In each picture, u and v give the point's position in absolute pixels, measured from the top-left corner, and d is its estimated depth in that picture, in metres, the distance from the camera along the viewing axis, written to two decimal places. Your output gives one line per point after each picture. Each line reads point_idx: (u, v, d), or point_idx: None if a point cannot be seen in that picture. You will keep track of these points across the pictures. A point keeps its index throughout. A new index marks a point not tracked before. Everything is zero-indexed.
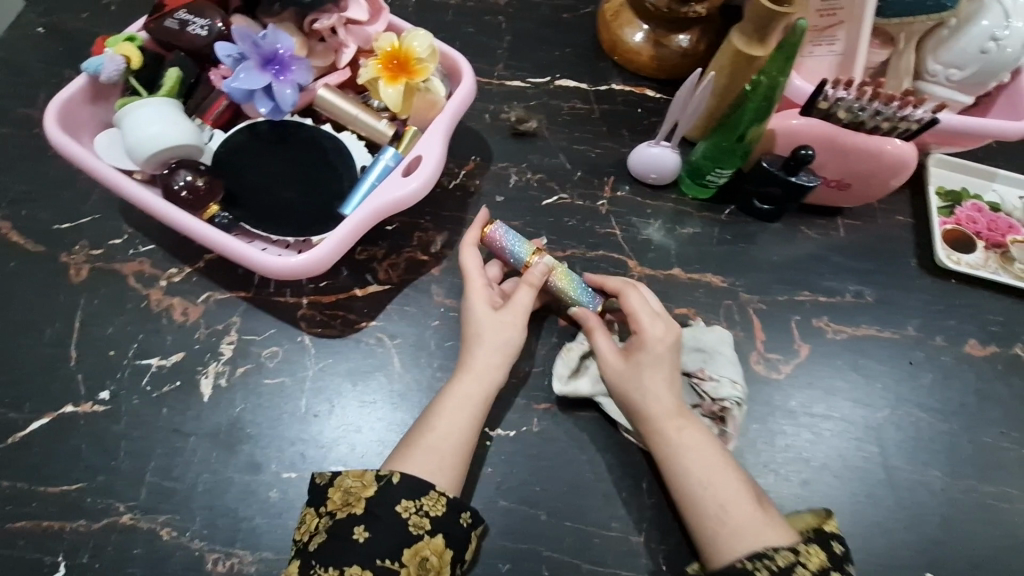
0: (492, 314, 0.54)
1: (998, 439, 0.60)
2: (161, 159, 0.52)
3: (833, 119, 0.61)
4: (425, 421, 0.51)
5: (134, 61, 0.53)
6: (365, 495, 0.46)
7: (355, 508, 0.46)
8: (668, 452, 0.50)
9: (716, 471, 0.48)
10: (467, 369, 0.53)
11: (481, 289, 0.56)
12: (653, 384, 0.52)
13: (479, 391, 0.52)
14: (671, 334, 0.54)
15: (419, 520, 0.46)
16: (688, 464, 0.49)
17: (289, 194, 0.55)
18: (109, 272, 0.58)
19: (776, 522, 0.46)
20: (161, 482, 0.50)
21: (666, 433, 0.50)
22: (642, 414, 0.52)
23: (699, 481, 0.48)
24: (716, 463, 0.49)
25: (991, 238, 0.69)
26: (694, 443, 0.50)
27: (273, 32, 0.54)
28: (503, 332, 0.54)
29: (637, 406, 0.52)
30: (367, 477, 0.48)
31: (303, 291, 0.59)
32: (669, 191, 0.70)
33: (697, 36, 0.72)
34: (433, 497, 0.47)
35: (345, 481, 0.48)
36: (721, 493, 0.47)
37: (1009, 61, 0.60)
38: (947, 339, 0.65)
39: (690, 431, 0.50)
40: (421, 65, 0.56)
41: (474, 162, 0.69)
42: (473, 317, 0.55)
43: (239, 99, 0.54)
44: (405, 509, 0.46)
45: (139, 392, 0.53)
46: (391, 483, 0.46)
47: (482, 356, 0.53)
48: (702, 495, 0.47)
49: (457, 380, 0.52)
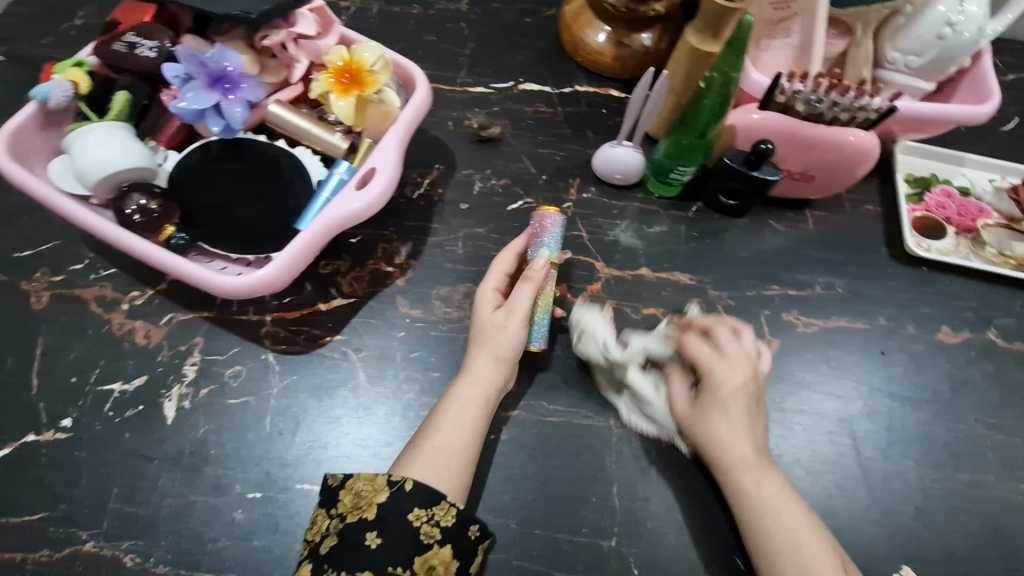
0: (490, 315, 0.56)
1: (972, 425, 0.60)
2: (112, 183, 0.51)
3: (792, 112, 0.61)
4: (432, 424, 0.52)
5: (83, 86, 0.53)
6: (376, 501, 0.47)
7: (366, 514, 0.46)
8: (745, 500, 0.49)
9: (801, 527, 0.47)
10: (469, 374, 0.54)
11: (489, 287, 0.57)
12: (723, 424, 0.52)
13: (481, 395, 0.53)
14: (746, 380, 0.54)
15: (430, 529, 0.46)
16: (771, 517, 0.48)
17: (245, 212, 0.55)
18: (70, 297, 0.58)
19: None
20: (126, 508, 0.50)
21: (746, 484, 0.50)
22: (710, 450, 0.52)
23: (788, 539, 0.47)
24: (801, 517, 0.48)
25: (961, 224, 0.69)
26: (776, 496, 0.49)
27: (219, 50, 0.54)
28: (497, 336, 0.55)
29: (706, 443, 0.52)
30: (378, 482, 0.48)
31: (266, 308, 0.59)
32: (635, 191, 0.70)
33: (658, 33, 0.72)
34: (444, 506, 0.47)
35: (357, 484, 0.48)
36: (810, 553, 0.46)
37: (967, 45, 0.60)
38: (919, 327, 0.64)
39: (770, 483, 0.50)
40: (372, 77, 0.56)
41: (437, 171, 0.69)
42: (479, 319, 0.56)
43: (189, 119, 0.54)
44: (417, 517, 0.46)
45: (102, 418, 0.53)
46: (403, 490, 0.47)
47: (481, 360, 0.54)
48: (788, 551, 0.47)
49: (458, 385, 0.54)
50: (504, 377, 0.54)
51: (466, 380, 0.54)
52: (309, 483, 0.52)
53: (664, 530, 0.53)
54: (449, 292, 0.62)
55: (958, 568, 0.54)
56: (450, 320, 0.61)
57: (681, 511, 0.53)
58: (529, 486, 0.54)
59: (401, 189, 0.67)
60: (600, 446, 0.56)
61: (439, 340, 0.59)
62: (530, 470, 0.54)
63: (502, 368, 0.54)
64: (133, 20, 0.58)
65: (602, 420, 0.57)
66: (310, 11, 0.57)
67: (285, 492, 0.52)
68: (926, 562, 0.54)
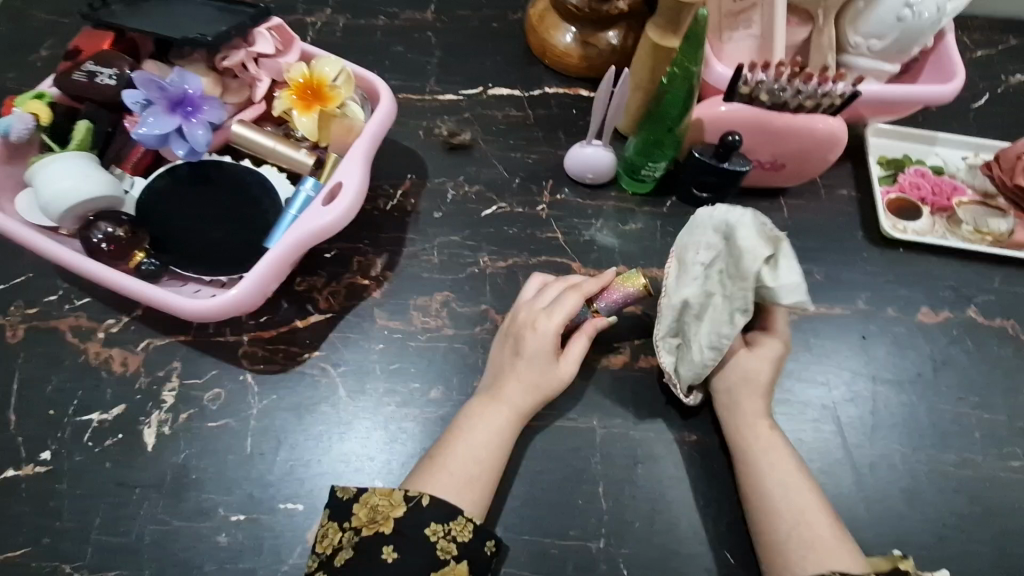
0: (549, 362, 0.54)
1: (957, 405, 0.59)
2: (78, 213, 0.51)
3: (756, 103, 0.61)
4: (454, 436, 0.51)
5: (43, 117, 0.53)
6: (393, 515, 0.46)
7: (383, 528, 0.46)
8: (752, 445, 0.52)
9: (796, 475, 0.50)
10: (500, 402, 0.53)
11: (552, 328, 0.54)
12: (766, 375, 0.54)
13: (507, 425, 0.52)
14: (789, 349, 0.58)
15: (446, 544, 0.46)
16: (771, 462, 0.51)
17: (215, 234, 0.55)
18: (45, 329, 0.58)
19: (849, 540, 0.48)
20: (108, 538, 0.50)
21: (756, 431, 0.53)
22: (733, 392, 0.54)
23: (783, 481, 0.50)
24: (796, 465, 0.51)
25: (937, 203, 0.69)
26: (780, 446, 0.52)
27: (179, 75, 0.55)
28: (550, 383, 0.54)
29: (735, 384, 0.54)
30: (395, 496, 0.47)
31: (243, 329, 0.59)
32: (609, 189, 0.69)
33: (625, 32, 0.71)
34: (461, 522, 0.47)
35: (372, 498, 0.47)
36: (802, 496, 0.49)
37: (927, 26, 0.60)
38: (899, 309, 0.64)
39: (777, 435, 0.53)
40: (336, 91, 0.57)
41: (410, 181, 0.68)
42: (535, 360, 0.54)
43: (152, 144, 0.54)
44: (433, 532, 0.46)
45: (82, 449, 0.53)
46: (420, 505, 0.47)
47: (511, 388, 0.53)
48: (782, 493, 0.49)
49: (485, 413, 0.52)
50: (528, 406, 0.53)
51: (502, 407, 0.52)
52: (294, 502, 0.52)
53: (652, 528, 0.53)
54: (426, 302, 0.62)
55: (949, 549, 0.54)
56: (429, 330, 0.60)
57: (667, 508, 0.53)
58: (514, 492, 0.54)
59: (374, 202, 0.67)
60: (584, 448, 0.56)
61: (418, 350, 0.59)
62: (515, 476, 0.54)
63: (534, 402, 0.53)
64: (91, 47, 0.57)
65: (585, 421, 0.57)
66: (268, 29, 0.58)
67: (270, 513, 0.52)
68: (917, 545, 0.54)
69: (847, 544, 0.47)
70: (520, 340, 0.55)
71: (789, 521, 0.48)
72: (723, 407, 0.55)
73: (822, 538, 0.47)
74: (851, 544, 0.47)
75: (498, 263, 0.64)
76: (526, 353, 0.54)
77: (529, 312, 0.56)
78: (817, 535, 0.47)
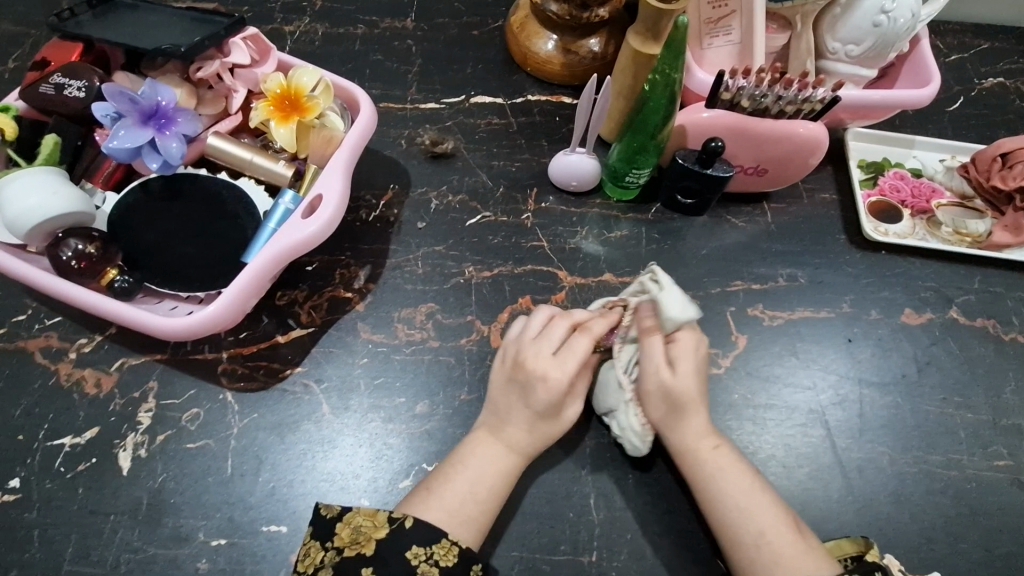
0: (561, 406, 0.52)
1: (941, 406, 0.60)
2: (47, 229, 0.50)
3: (738, 108, 0.62)
4: (456, 459, 0.51)
5: (9, 131, 0.51)
6: (375, 537, 0.46)
7: (364, 550, 0.45)
8: (703, 471, 0.50)
9: (751, 494, 0.49)
10: (502, 443, 0.51)
11: (565, 378, 0.52)
12: (683, 379, 0.52)
13: (500, 458, 0.51)
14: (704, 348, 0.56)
15: (427, 569, 0.45)
16: (726, 487, 0.49)
17: (190, 250, 0.53)
18: (14, 350, 0.56)
19: (816, 549, 0.47)
20: (81, 568, 0.48)
21: (702, 455, 0.51)
22: (669, 406, 0.52)
23: (739, 505, 0.48)
24: (751, 483, 0.50)
25: (916, 205, 0.69)
26: (729, 467, 0.50)
27: (150, 86, 0.53)
28: (559, 426, 0.53)
29: (669, 399, 0.52)
30: (378, 517, 0.47)
31: (222, 346, 0.57)
32: (593, 196, 0.69)
33: (606, 38, 0.71)
34: (445, 546, 0.46)
35: (356, 518, 0.47)
36: (762, 516, 0.48)
37: (903, 31, 0.61)
38: (882, 312, 0.64)
39: (725, 454, 0.51)
40: (313, 101, 0.56)
41: (392, 191, 0.67)
42: (545, 409, 0.52)
43: (124, 158, 0.53)
44: (415, 556, 0.45)
45: (53, 475, 0.51)
46: (403, 527, 0.46)
47: (517, 432, 0.52)
48: (742, 517, 0.48)
49: (479, 451, 0.51)
50: (531, 444, 0.52)
51: (505, 442, 0.51)
52: (277, 525, 0.50)
53: (643, 538, 0.52)
54: (411, 314, 0.61)
55: (938, 551, 0.54)
56: (413, 343, 0.59)
57: (658, 518, 0.53)
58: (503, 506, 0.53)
59: (356, 213, 0.66)
60: (574, 459, 0.55)
61: (403, 363, 0.58)
62: None
63: (540, 447, 0.52)
64: (59, 58, 0.55)
65: (574, 431, 0.56)
66: (243, 39, 0.57)
67: (251, 536, 0.50)
68: (906, 548, 0.54)
69: (817, 558, 0.46)
70: (523, 381, 0.53)
71: (753, 547, 0.47)
72: (669, 427, 0.52)
73: (788, 558, 0.46)
74: (818, 552, 0.47)
75: (482, 272, 0.64)
76: (537, 402, 0.52)
77: (533, 357, 0.53)
78: (783, 554, 0.46)
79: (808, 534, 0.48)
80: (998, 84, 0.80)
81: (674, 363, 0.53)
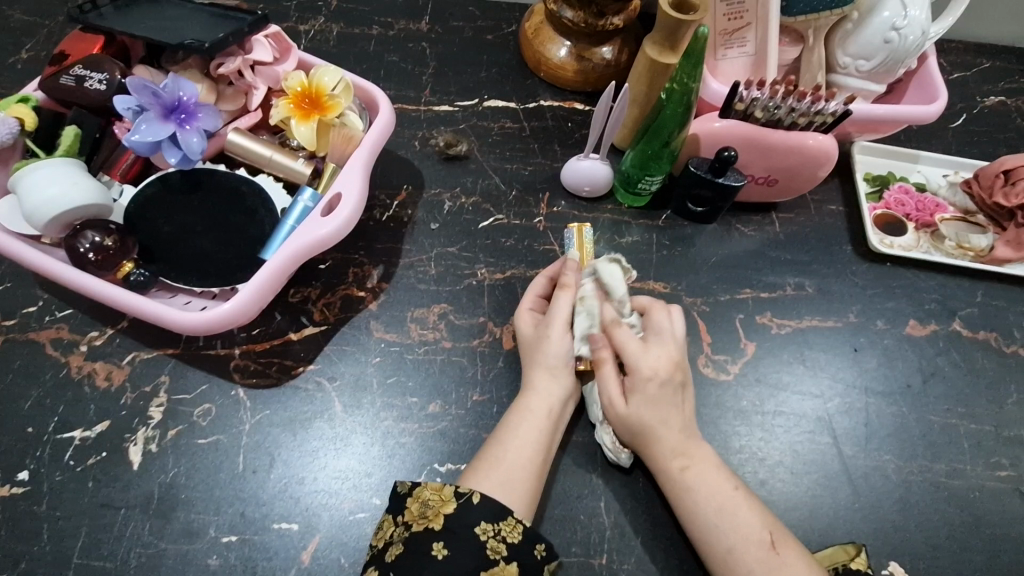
0: (535, 329, 0.56)
1: (946, 415, 0.61)
2: (65, 221, 0.50)
3: (752, 119, 0.63)
4: (496, 438, 0.51)
5: (28, 121, 0.52)
6: (444, 511, 0.46)
7: (432, 524, 0.45)
8: (676, 491, 0.50)
9: (728, 512, 0.49)
10: (532, 392, 0.54)
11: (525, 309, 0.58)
12: (640, 412, 0.52)
13: (548, 409, 0.53)
14: (668, 363, 0.54)
15: (496, 544, 0.45)
16: (698, 508, 0.49)
17: (203, 244, 0.53)
18: (24, 341, 0.55)
19: (796, 564, 0.47)
20: (90, 563, 0.48)
21: (673, 476, 0.51)
22: (635, 436, 0.52)
23: (712, 521, 0.48)
24: (728, 499, 0.49)
25: (920, 219, 0.70)
26: (703, 485, 0.50)
27: (172, 80, 0.53)
28: (550, 348, 0.55)
29: (632, 431, 0.52)
30: (445, 491, 0.47)
31: (235, 341, 0.57)
32: (604, 202, 0.70)
33: (619, 47, 0.72)
34: (510, 523, 0.46)
35: (424, 492, 0.47)
36: (734, 533, 0.48)
37: (913, 48, 0.62)
38: (887, 322, 0.65)
39: (696, 472, 0.51)
40: (333, 100, 0.56)
41: (406, 191, 0.68)
42: (524, 336, 0.57)
43: (144, 151, 0.53)
44: (484, 531, 0.45)
45: (62, 468, 0.51)
46: (471, 502, 0.46)
47: (542, 377, 0.54)
48: (715, 534, 0.48)
49: (522, 402, 0.53)
50: (570, 386, 0.55)
51: (532, 396, 0.53)
52: (288, 524, 0.50)
53: (652, 542, 0.52)
54: (424, 314, 0.61)
55: (943, 559, 0.54)
56: (426, 342, 0.59)
57: (667, 523, 0.53)
58: None
59: (369, 212, 0.66)
60: (585, 462, 0.55)
61: (415, 363, 0.58)
62: None
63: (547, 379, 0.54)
64: (79, 50, 0.55)
65: (585, 435, 0.56)
66: (266, 36, 0.57)
67: (262, 533, 0.50)
68: (911, 555, 0.54)
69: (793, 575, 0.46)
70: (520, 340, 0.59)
71: (725, 563, 0.47)
72: (640, 450, 0.52)
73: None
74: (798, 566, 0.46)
75: (494, 274, 0.64)
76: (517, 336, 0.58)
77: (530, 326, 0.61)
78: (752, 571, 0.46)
79: (789, 547, 0.48)
80: (999, 102, 0.81)
81: (630, 393, 0.53)
